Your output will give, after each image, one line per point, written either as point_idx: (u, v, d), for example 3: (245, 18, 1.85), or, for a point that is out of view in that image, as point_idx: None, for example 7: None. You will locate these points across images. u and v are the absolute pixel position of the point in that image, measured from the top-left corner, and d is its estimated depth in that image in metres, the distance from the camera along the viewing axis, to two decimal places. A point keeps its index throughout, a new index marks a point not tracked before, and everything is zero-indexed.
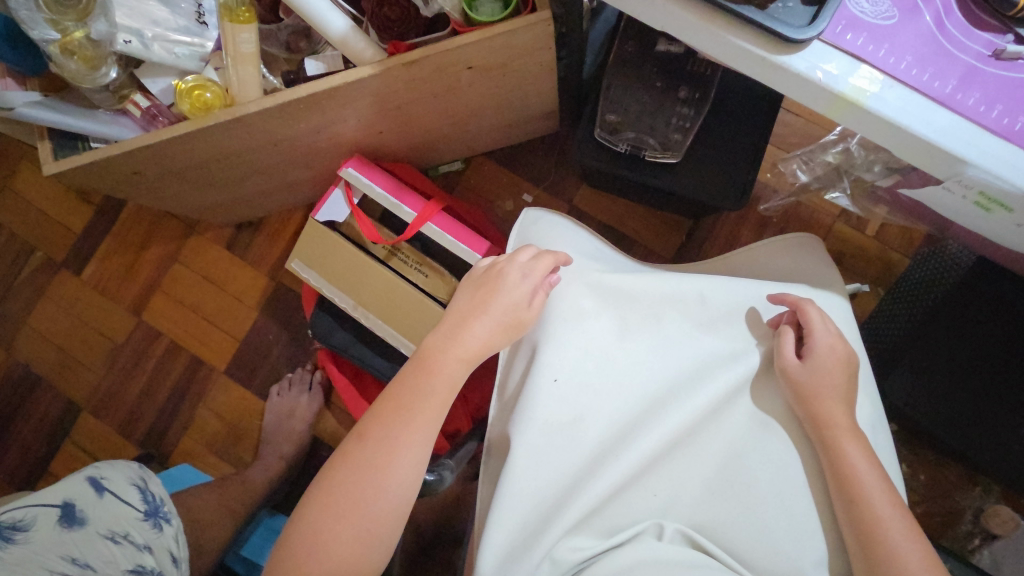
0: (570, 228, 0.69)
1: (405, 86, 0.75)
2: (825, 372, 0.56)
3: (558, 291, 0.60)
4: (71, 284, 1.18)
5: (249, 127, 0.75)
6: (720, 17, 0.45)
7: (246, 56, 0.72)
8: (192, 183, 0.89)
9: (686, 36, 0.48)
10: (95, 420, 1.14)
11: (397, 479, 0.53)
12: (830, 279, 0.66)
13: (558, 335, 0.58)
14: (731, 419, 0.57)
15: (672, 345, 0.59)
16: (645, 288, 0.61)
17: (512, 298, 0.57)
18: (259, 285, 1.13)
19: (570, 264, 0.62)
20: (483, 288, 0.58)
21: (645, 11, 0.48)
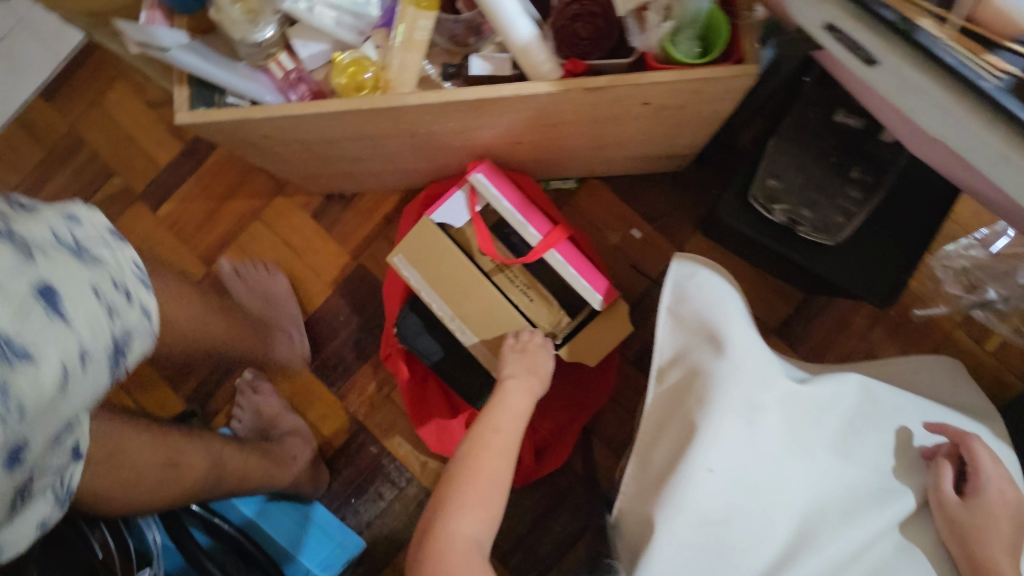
0: (736, 295, 0.66)
1: (572, 109, 0.70)
2: (987, 518, 0.58)
3: (726, 382, 0.59)
4: (144, 219, 1.13)
5: (398, 117, 0.70)
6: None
7: (416, 44, 0.67)
8: (311, 155, 0.84)
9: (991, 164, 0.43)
10: (144, 363, 1.11)
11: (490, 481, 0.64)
12: (987, 409, 0.67)
13: (720, 426, 0.58)
14: (875, 548, 0.59)
15: (823, 452, 0.60)
16: (811, 389, 0.61)
17: (546, 362, 0.78)
18: (339, 262, 1.09)
19: (739, 352, 0.61)
20: (528, 359, 0.77)
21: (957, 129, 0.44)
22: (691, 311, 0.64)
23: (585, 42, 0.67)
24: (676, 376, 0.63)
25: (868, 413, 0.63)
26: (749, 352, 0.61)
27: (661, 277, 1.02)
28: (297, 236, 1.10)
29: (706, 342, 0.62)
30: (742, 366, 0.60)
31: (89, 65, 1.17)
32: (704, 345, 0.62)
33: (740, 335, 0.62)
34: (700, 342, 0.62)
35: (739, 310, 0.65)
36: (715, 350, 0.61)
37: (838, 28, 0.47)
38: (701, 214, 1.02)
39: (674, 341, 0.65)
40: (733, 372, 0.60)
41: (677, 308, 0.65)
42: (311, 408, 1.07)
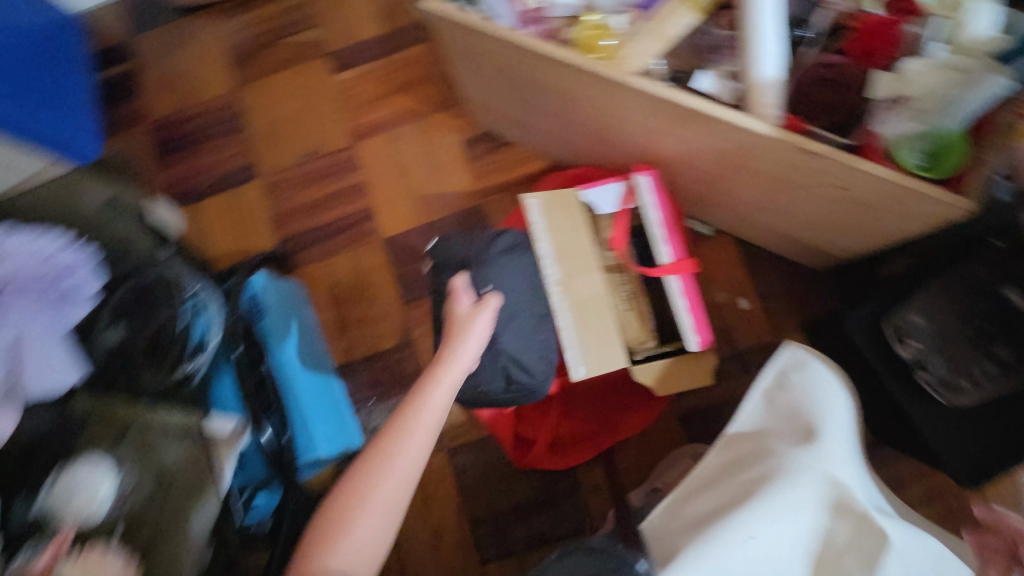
0: (850, 403, 0.63)
1: (770, 159, 0.70)
2: None
3: (798, 476, 0.61)
4: (323, 74, 1.21)
5: (610, 90, 0.73)
6: None
7: (665, 36, 0.69)
8: (507, 89, 0.88)
9: None
10: (260, 194, 1.18)
11: (396, 472, 0.65)
12: None
13: (769, 505, 0.61)
14: None
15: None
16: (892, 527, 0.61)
17: (473, 327, 0.76)
18: (466, 192, 1.13)
19: (828, 458, 0.62)
20: (467, 325, 0.77)
21: None
22: (788, 399, 0.64)
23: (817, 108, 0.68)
24: (750, 444, 0.65)
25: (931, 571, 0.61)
26: (836, 457, 0.62)
27: (745, 352, 1.01)
28: (440, 153, 1.15)
29: (795, 428, 0.63)
30: (813, 471, 0.61)
31: None
32: (790, 432, 0.63)
33: (834, 440, 0.62)
34: (783, 429, 0.64)
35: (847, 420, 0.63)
36: (805, 438, 0.62)
37: None
38: (812, 315, 1.00)
39: (761, 419, 0.65)
40: (808, 468, 0.61)
41: (777, 389, 0.65)
42: (376, 304, 1.12)
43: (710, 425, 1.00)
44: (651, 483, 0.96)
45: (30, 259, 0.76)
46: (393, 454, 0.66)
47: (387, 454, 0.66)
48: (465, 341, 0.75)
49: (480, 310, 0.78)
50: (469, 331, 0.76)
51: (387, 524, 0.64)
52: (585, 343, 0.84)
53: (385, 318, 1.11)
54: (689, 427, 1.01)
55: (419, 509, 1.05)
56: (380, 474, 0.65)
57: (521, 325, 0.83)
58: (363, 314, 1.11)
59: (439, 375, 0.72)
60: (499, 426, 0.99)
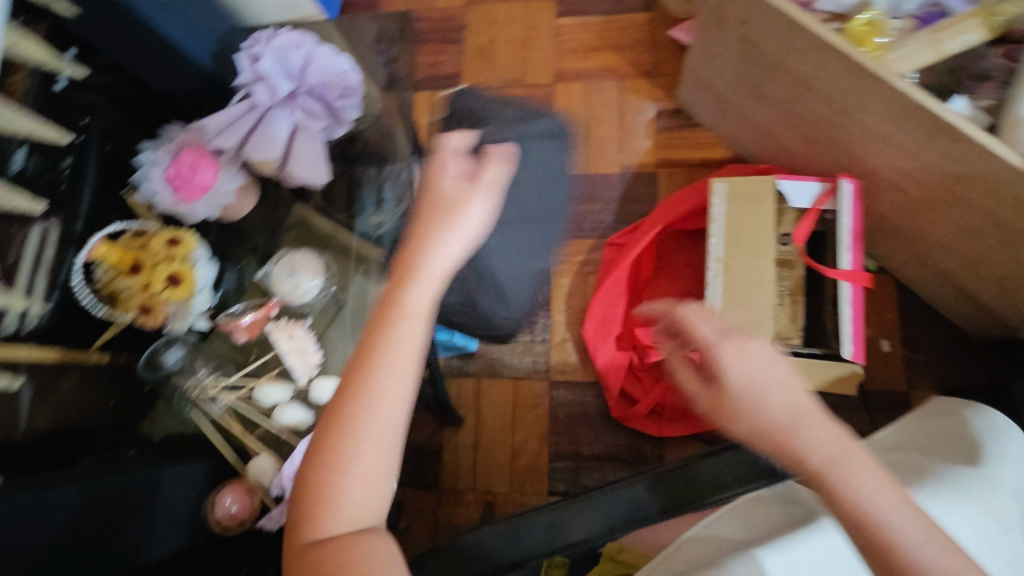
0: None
1: (1003, 193, 0.71)
2: None
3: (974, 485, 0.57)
4: (545, 14, 1.28)
5: (862, 86, 0.76)
6: None
7: (941, 49, 0.72)
8: (741, 64, 0.92)
9: None
10: None
11: (383, 407, 0.44)
12: None
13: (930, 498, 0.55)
14: None
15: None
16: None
17: (454, 198, 0.48)
18: (642, 158, 1.18)
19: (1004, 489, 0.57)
20: (443, 203, 0.48)
21: None
22: (772, 371, 0.44)
23: None
24: (906, 456, 0.64)
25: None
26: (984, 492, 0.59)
27: (869, 392, 1.00)
28: (631, 115, 1.20)
29: (963, 449, 0.62)
30: (849, 452, 0.41)
31: None
32: (955, 456, 0.61)
33: (1005, 466, 0.59)
34: (808, 431, 0.42)
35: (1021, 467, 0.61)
36: (972, 458, 0.60)
37: None
38: (952, 380, 0.98)
39: (771, 425, 0.43)
40: (980, 481, 0.57)
41: (773, 370, 0.44)
42: None
43: None
44: None
45: (329, 77, 0.74)
46: (379, 402, 0.43)
47: (371, 407, 0.43)
48: (445, 230, 0.47)
49: (477, 190, 0.48)
50: (455, 211, 0.48)
51: (390, 470, 0.44)
52: (734, 324, 0.87)
53: None
54: None
55: (506, 427, 1.10)
56: (356, 420, 0.43)
57: (512, 231, 0.71)
58: None
59: (405, 304, 0.45)
60: (609, 375, 1.04)
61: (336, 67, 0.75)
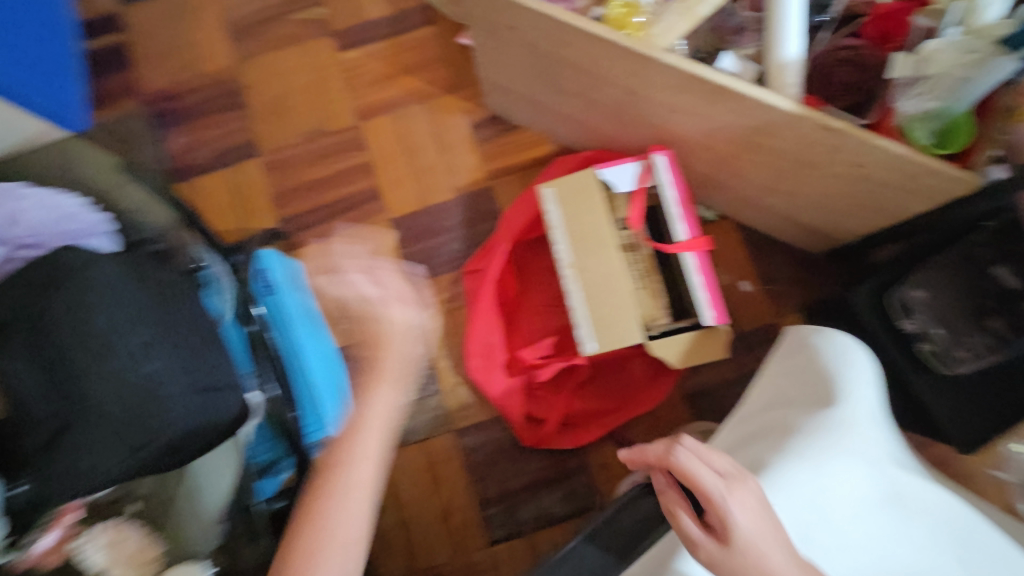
0: (877, 374, 0.63)
1: (788, 137, 0.74)
2: None
3: (832, 434, 0.60)
4: (328, 52, 1.19)
5: (639, 68, 0.75)
6: None
7: (694, 15, 0.72)
8: (529, 66, 0.89)
9: None
10: (261, 170, 1.15)
11: None
12: None
13: (797, 471, 0.58)
14: None
15: (909, 552, 0.59)
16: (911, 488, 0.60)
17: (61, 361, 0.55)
18: (473, 175, 1.13)
19: (854, 423, 0.60)
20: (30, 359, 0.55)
21: None
22: (769, 521, 0.49)
23: (837, 87, 0.71)
24: (769, 415, 0.66)
25: (974, 550, 0.57)
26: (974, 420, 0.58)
27: (745, 333, 1.05)
28: (449, 135, 1.15)
29: (816, 390, 0.63)
30: None
31: None
32: (812, 402, 0.63)
33: (856, 402, 0.61)
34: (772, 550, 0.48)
35: (874, 391, 0.62)
36: (827, 399, 0.61)
37: None
38: (810, 298, 1.05)
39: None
40: (838, 429, 0.60)
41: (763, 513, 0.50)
42: (384, 285, 1.10)
43: (713, 404, 1.03)
44: None
45: (43, 230, 0.62)
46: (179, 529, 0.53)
47: None
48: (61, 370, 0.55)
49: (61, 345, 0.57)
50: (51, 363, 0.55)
51: None
52: (600, 323, 0.86)
53: (391, 299, 1.10)
54: (694, 406, 1.03)
55: (427, 493, 1.03)
56: None
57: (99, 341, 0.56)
58: (370, 294, 1.10)
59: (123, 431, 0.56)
60: (508, 405, 0.99)
61: (49, 217, 0.63)
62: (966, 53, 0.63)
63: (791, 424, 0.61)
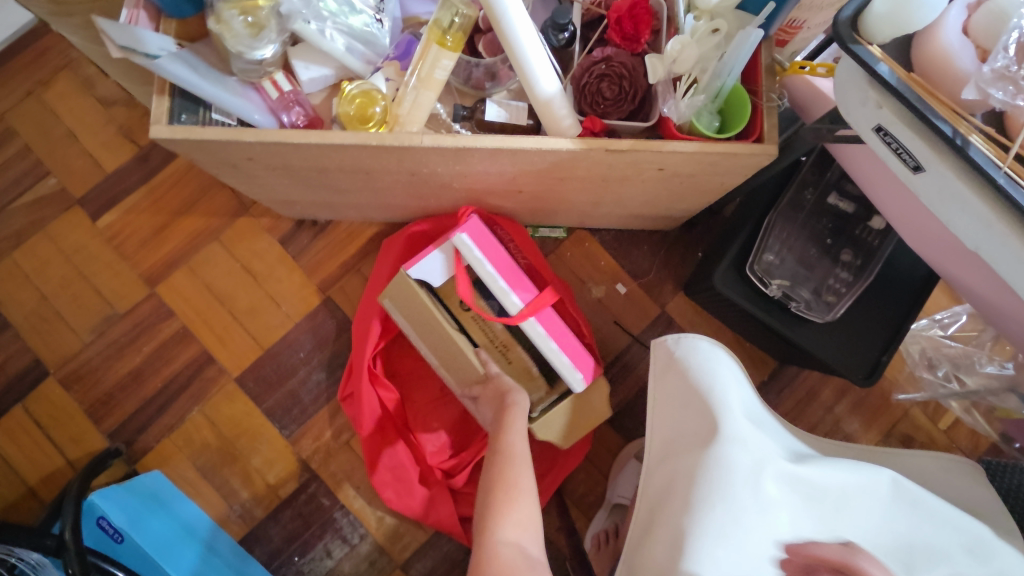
0: (736, 372, 0.68)
1: (586, 167, 0.68)
2: None
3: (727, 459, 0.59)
4: (80, 227, 1.00)
5: (404, 157, 0.66)
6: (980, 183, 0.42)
7: (434, 82, 0.64)
8: (295, 183, 0.77)
9: (938, 205, 0.45)
10: (61, 390, 0.97)
11: None
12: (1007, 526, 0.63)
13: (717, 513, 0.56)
14: None
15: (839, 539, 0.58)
16: (824, 475, 0.61)
17: None
18: (303, 294, 1.00)
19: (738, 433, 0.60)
20: None
21: (942, 202, 0.45)
22: None
23: (609, 102, 0.65)
24: (670, 462, 0.64)
25: (883, 510, 0.60)
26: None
27: (640, 336, 1.01)
28: (259, 262, 1.00)
29: (698, 416, 0.63)
30: None
31: (33, 49, 1.03)
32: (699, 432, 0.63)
33: (734, 416, 0.61)
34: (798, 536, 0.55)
35: (740, 391, 0.66)
36: (709, 422, 0.61)
37: (887, 132, 0.44)
38: (684, 276, 1.02)
39: None
40: (734, 447, 0.59)
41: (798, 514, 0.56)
42: (258, 452, 0.97)
43: (639, 418, 0.99)
44: (611, 501, 0.93)
45: None
46: None
47: None
48: None
49: None
50: None
51: None
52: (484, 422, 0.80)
53: (272, 462, 0.97)
54: (622, 429, 0.99)
55: None
56: None
57: None
58: (247, 469, 0.96)
59: None
60: (439, 519, 0.91)
61: None
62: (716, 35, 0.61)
63: (690, 468, 0.60)
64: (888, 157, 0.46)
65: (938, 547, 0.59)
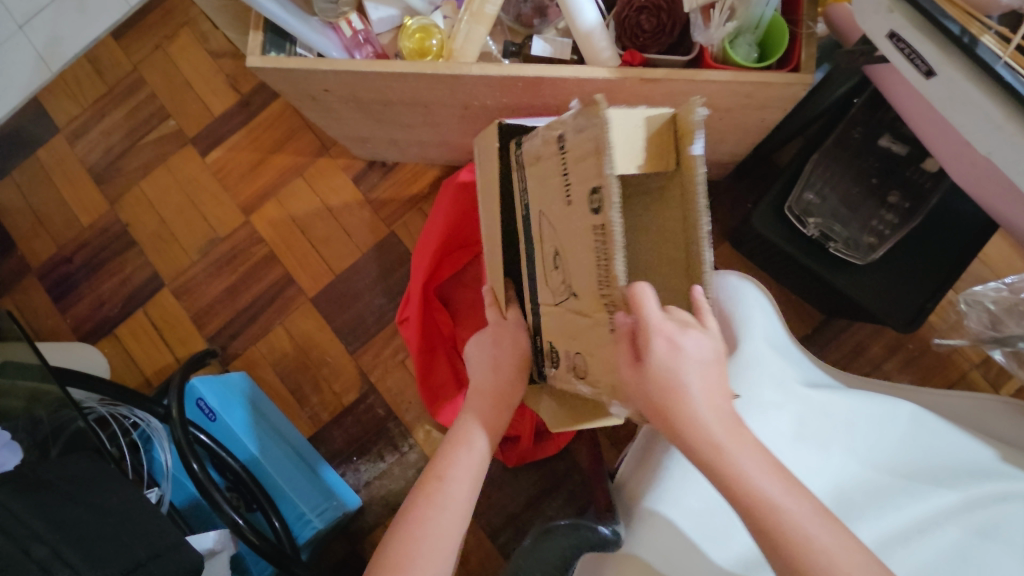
0: (766, 302, 0.66)
1: (624, 98, 0.72)
2: None
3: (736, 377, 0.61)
4: (192, 163, 1.17)
5: (457, 87, 0.73)
6: (985, 83, 0.42)
7: (485, 17, 0.71)
8: (365, 116, 0.87)
9: (949, 109, 0.45)
10: (173, 299, 1.16)
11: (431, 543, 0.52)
12: None
13: None
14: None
15: (839, 460, 0.58)
16: (835, 402, 0.60)
17: None
18: (372, 228, 1.11)
19: (749, 353, 0.62)
20: None
21: (951, 109, 0.45)
22: None
23: (648, 35, 0.68)
24: None
25: (902, 437, 0.59)
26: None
27: None
28: (334, 196, 1.13)
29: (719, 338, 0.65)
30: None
31: (160, 9, 1.20)
32: None
33: (752, 340, 0.62)
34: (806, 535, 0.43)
35: (766, 318, 0.65)
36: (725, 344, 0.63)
37: (900, 38, 0.46)
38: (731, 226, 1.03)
39: None
40: (742, 365, 0.61)
41: None
42: (327, 364, 1.10)
43: None
44: None
45: None
46: None
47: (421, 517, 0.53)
48: None
49: None
50: None
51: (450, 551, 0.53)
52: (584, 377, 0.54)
53: (339, 373, 1.10)
54: None
55: None
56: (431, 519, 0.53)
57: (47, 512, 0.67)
58: (317, 378, 1.10)
59: None
60: None
61: None
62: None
63: None
64: (899, 63, 0.47)
65: (953, 467, 0.57)
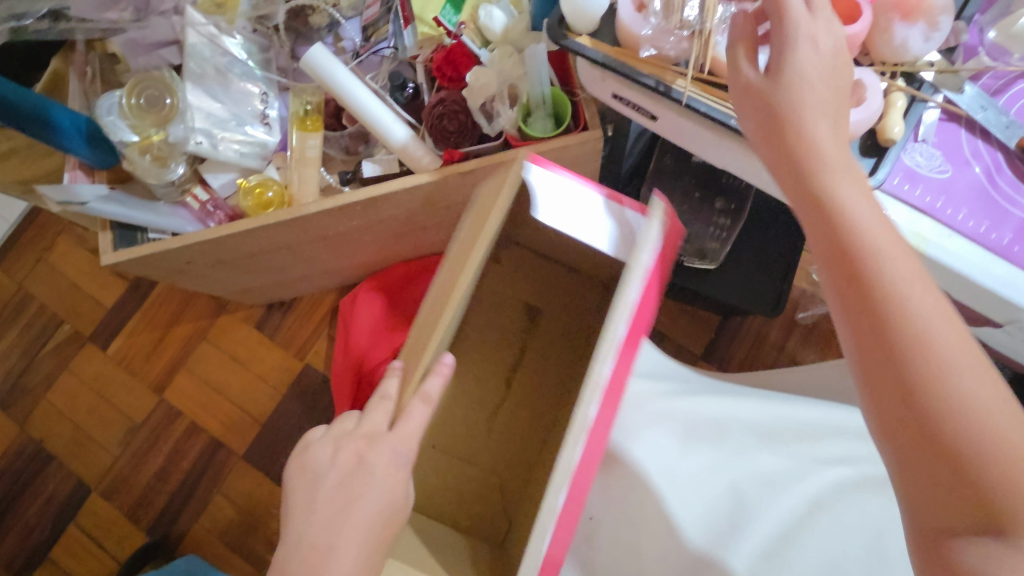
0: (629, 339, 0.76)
1: (456, 189, 0.78)
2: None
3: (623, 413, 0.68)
4: (94, 359, 1.17)
5: (307, 225, 0.79)
6: (688, 112, 0.51)
7: (310, 160, 0.78)
8: (238, 272, 0.91)
9: (683, 139, 0.55)
10: (103, 502, 1.11)
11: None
12: None
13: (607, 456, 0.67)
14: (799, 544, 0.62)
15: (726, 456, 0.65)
16: (700, 404, 0.68)
17: None
18: (286, 367, 1.13)
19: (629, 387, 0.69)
20: None
21: (685, 138, 0.55)
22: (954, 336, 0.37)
23: (453, 134, 0.76)
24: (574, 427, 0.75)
25: (761, 420, 0.68)
26: (992, 298, 0.46)
27: None
28: (242, 348, 1.14)
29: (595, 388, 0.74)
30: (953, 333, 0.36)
31: (34, 225, 1.24)
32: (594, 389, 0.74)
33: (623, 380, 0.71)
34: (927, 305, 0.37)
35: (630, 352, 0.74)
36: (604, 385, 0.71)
37: (621, 96, 0.55)
38: None
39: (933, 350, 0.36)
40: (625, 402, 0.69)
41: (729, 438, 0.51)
42: (274, 517, 1.07)
43: None
44: None
45: None
46: None
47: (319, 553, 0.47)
48: None
49: None
50: None
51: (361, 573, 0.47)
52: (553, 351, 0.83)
53: None
54: None
55: None
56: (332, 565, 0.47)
57: None
58: (268, 534, 1.06)
59: None
60: None
61: None
62: (517, 54, 0.72)
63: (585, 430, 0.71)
64: (634, 115, 0.57)
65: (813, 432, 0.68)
